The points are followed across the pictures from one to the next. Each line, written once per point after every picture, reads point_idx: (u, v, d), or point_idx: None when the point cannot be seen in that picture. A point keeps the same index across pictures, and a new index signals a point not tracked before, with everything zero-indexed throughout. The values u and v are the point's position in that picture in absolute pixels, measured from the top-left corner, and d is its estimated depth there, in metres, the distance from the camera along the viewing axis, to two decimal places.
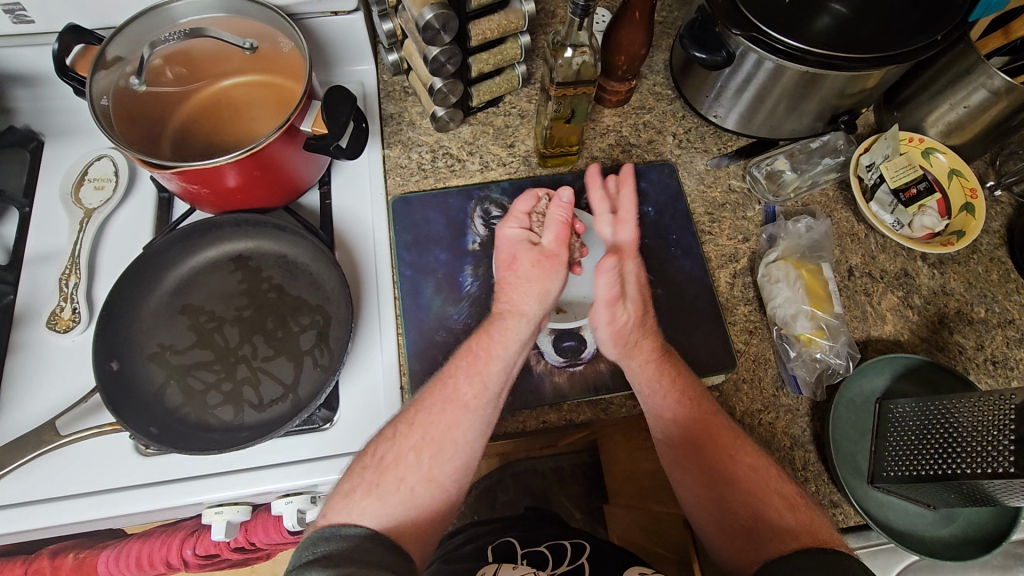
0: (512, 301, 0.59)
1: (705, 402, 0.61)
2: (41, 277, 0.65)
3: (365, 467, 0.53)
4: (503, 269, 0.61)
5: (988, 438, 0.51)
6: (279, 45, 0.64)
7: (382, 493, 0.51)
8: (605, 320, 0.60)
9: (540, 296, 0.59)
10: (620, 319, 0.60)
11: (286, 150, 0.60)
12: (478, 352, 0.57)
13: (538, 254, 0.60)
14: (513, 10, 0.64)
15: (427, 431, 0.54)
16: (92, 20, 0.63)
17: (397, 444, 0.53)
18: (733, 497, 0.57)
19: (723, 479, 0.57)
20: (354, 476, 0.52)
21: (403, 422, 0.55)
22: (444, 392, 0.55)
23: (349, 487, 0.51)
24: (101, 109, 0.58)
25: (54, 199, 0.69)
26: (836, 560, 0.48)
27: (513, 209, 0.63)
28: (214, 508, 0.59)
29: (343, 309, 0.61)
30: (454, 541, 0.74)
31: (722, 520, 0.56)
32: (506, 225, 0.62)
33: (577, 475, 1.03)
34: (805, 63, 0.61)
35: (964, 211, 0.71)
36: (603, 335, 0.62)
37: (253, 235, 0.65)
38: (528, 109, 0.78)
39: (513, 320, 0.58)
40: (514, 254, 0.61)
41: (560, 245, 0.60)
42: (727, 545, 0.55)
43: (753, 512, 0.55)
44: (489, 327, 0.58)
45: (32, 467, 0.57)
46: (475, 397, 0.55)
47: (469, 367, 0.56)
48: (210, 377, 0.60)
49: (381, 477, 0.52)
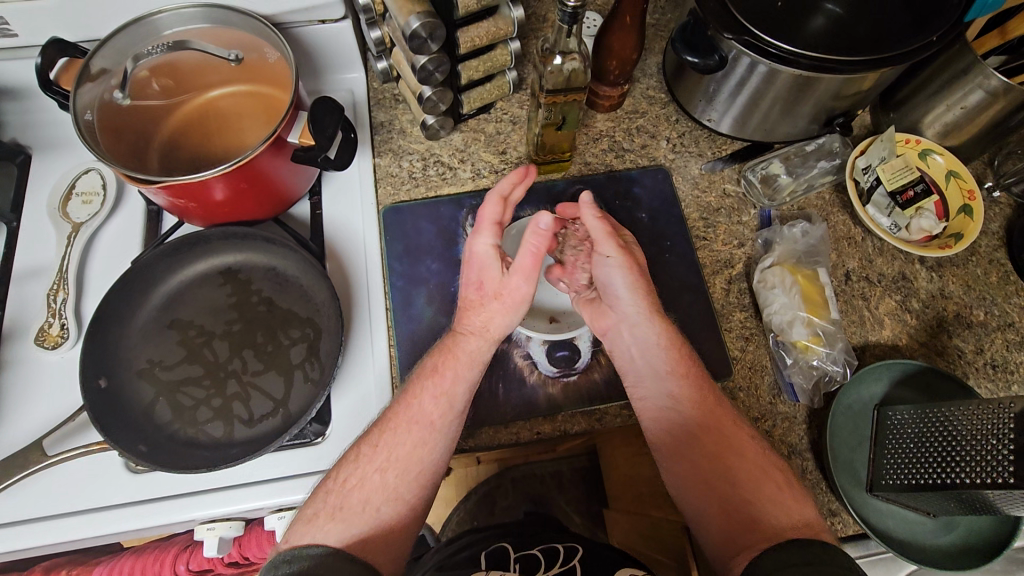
0: (477, 323, 0.58)
1: (718, 399, 0.59)
2: (29, 293, 0.64)
3: (327, 492, 0.52)
4: (471, 290, 0.59)
5: (989, 447, 0.51)
6: (266, 56, 0.63)
7: (347, 516, 0.50)
8: (616, 248, 0.61)
9: (502, 322, 0.58)
10: (628, 250, 0.62)
11: (274, 161, 0.59)
12: (443, 373, 0.56)
13: (504, 283, 0.58)
14: (502, 17, 0.63)
15: (392, 451, 0.54)
16: (77, 33, 0.63)
17: (361, 467, 0.53)
18: (727, 487, 0.55)
19: (718, 470, 0.56)
20: (316, 503, 0.51)
21: (366, 443, 0.54)
22: (409, 412, 0.55)
23: (311, 511, 0.51)
24: (86, 123, 0.57)
25: (42, 213, 0.68)
26: (823, 552, 0.46)
27: (482, 219, 0.60)
28: (207, 524, 0.58)
29: (333, 322, 0.60)
30: (449, 548, 0.71)
31: (717, 515, 0.55)
32: (478, 240, 0.59)
33: (577, 479, 1.01)
34: (799, 66, 0.60)
35: (962, 212, 0.70)
36: (613, 274, 0.61)
37: (242, 248, 0.64)
38: (520, 115, 0.77)
39: (476, 340, 0.58)
40: (481, 276, 0.59)
41: (526, 277, 0.57)
42: (718, 541, 0.53)
43: (743, 501, 0.54)
44: (446, 347, 0.57)
45: (22, 487, 0.56)
46: (440, 416, 0.55)
47: (435, 387, 0.55)
48: (201, 393, 0.59)
49: (344, 500, 0.51)
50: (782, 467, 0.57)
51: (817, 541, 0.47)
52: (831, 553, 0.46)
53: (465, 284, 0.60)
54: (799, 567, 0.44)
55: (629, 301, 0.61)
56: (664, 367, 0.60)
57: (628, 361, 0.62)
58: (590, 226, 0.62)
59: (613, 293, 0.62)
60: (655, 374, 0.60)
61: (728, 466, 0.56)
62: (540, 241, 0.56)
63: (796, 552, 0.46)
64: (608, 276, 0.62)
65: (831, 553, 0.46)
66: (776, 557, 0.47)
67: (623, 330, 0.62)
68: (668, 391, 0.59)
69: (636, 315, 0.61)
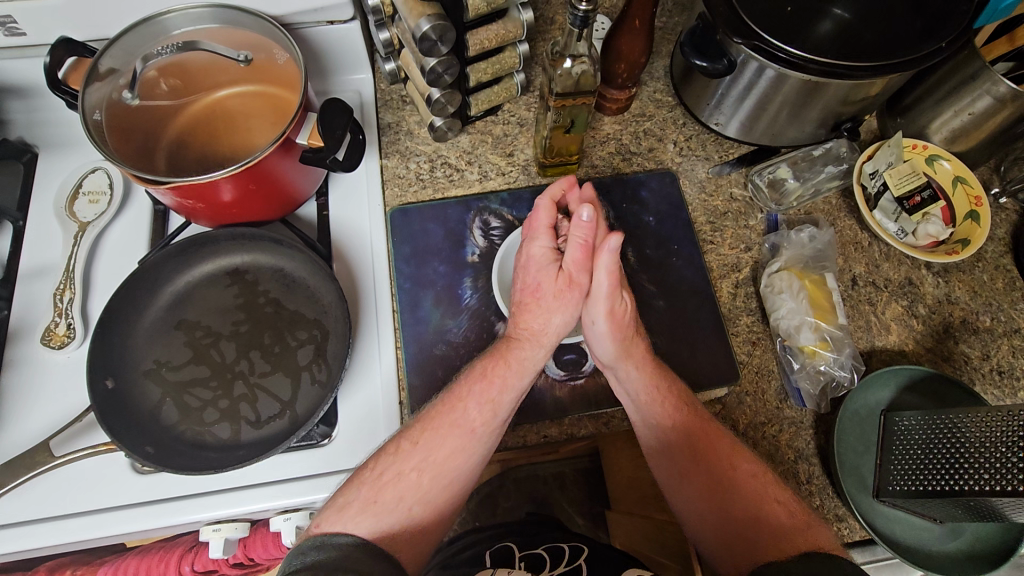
0: (534, 327, 0.58)
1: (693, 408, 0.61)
2: (35, 293, 0.64)
3: (362, 482, 0.52)
4: (524, 294, 0.59)
5: (1000, 455, 0.51)
6: (274, 56, 0.63)
7: (379, 511, 0.51)
8: (604, 313, 0.58)
9: (559, 324, 0.59)
10: (621, 314, 0.59)
11: (282, 162, 0.59)
12: (493, 378, 0.56)
13: (563, 282, 0.58)
14: (511, 19, 0.63)
15: (432, 452, 0.54)
16: (85, 33, 0.63)
17: (399, 462, 0.54)
18: (730, 499, 0.57)
19: (715, 477, 0.58)
20: (350, 491, 0.52)
21: (407, 438, 0.55)
22: (452, 414, 0.55)
23: (345, 500, 0.51)
24: (95, 123, 0.57)
25: (48, 212, 0.68)
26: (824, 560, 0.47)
27: (535, 224, 0.60)
28: (212, 525, 0.58)
29: (341, 323, 0.60)
30: (451, 549, 0.71)
31: (714, 516, 0.57)
32: (534, 243, 0.59)
33: (579, 480, 0.99)
34: (807, 71, 0.60)
35: (969, 219, 0.70)
36: (600, 340, 0.59)
37: (249, 249, 0.64)
38: (527, 118, 0.77)
39: (531, 347, 0.58)
40: (537, 277, 0.59)
41: (585, 270, 0.58)
42: (721, 547, 0.56)
43: (739, 502, 0.56)
44: (501, 353, 0.58)
45: (29, 487, 0.56)
46: (483, 424, 0.56)
47: (483, 392, 0.56)
48: (207, 394, 0.59)
49: (379, 494, 0.52)
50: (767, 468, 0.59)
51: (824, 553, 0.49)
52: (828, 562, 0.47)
53: (518, 285, 0.60)
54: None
55: (613, 364, 0.60)
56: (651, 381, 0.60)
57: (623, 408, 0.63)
58: (597, 280, 0.57)
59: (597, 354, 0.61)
60: (638, 408, 0.60)
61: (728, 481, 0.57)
62: (584, 234, 0.56)
63: (799, 565, 0.47)
64: (596, 341, 0.60)
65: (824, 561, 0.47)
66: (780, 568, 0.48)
67: (612, 382, 0.61)
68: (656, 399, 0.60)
69: (624, 377, 0.60)
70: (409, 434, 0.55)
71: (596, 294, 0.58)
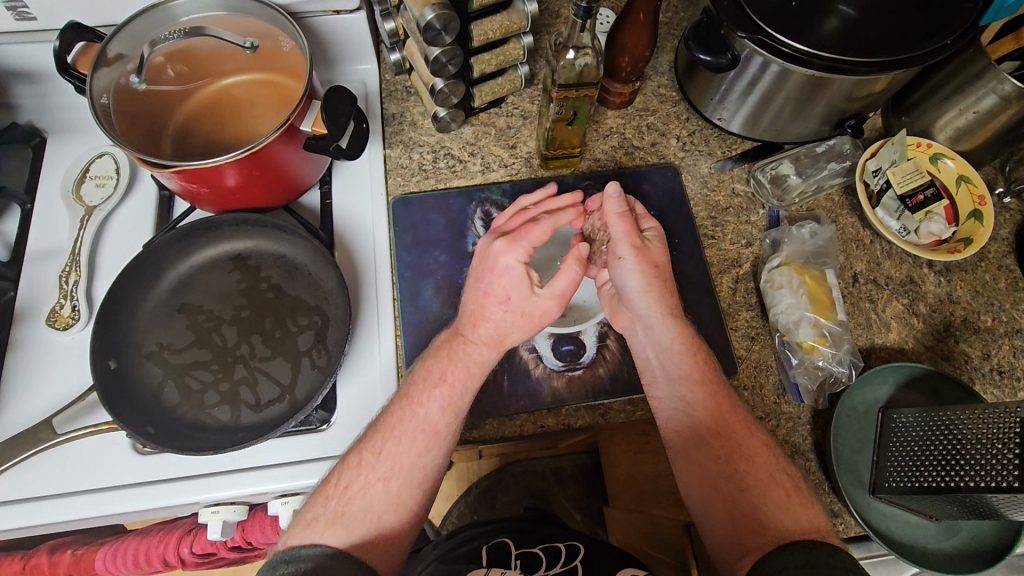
0: (490, 333, 0.56)
1: (732, 404, 0.58)
2: (42, 274, 0.65)
3: (328, 496, 0.51)
4: (486, 300, 0.55)
5: (995, 452, 0.50)
6: (281, 44, 0.63)
7: (348, 523, 0.49)
8: (631, 249, 0.59)
9: (517, 336, 0.56)
10: (645, 250, 0.59)
11: (286, 149, 0.60)
12: (452, 382, 0.55)
13: (533, 304, 0.55)
14: (516, 11, 0.63)
15: (396, 460, 0.53)
16: (94, 18, 0.63)
17: (363, 474, 0.52)
18: (745, 498, 0.53)
19: (732, 477, 0.54)
20: (318, 505, 0.51)
21: (369, 450, 0.53)
22: (414, 420, 0.53)
23: (311, 515, 0.50)
24: (102, 107, 0.58)
25: (56, 196, 0.69)
26: (826, 552, 0.46)
27: (522, 237, 0.56)
28: (211, 508, 0.59)
29: (341, 309, 0.61)
30: (448, 542, 0.71)
31: (717, 510, 0.54)
32: (507, 253, 0.55)
33: (578, 476, 1.01)
34: (811, 67, 0.60)
35: (972, 217, 0.70)
36: (627, 276, 0.59)
37: (253, 235, 0.64)
38: (531, 110, 0.77)
39: (487, 350, 0.56)
40: (504, 287, 0.55)
41: (557, 302, 0.56)
42: (727, 539, 0.52)
43: (752, 495, 0.53)
44: (453, 354, 0.55)
45: (30, 465, 0.57)
46: (447, 427, 0.54)
47: (444, 396, 0.54)
48: (208, 376, 0.59)
49: (347, 506, 0.50)
50: (793, 475, 0.55)
51: (823, 544, 0.47)
52: (831, 554, 0.45)
53: (478, 288, 0.56)
54: (802, 569, 0.45)
55: (645, 306, 0.59)
56: (677, 371, 0.59)
57: (645, 360, 0.61)
58: (611, 225, 0.60)
59: (628, 297, 0.60)
60: (667, 378, 0.59)
61: (739, 472, 0.55)
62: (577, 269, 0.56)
63: (801, 552, 0.46)
64: (622, 278, 0.60)
65: (835, 555, 0.45)
66: (782, 558, 0.46)
67: (641, 333, 0.61)
68: (681, 395, 0.58)
69: (656, 323, 0.60)
70: (370, 445, 0.53)
71: (616, 237, 0.60)
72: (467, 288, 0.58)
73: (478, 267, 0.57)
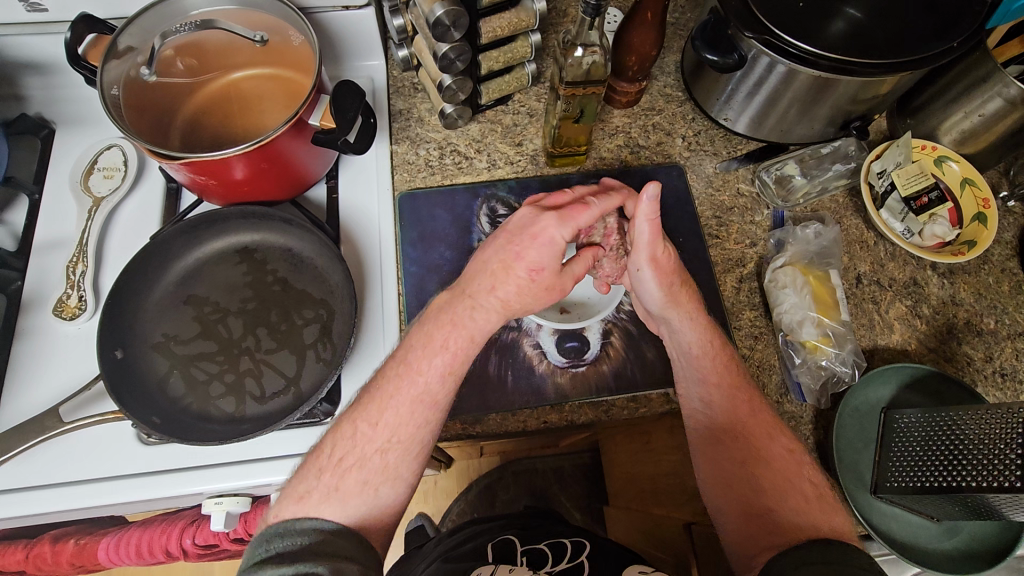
0: (503, 297, 0.55)
1: (735, 403, 0.58)
2: (50, 264, 0.65)
3: (320, 470, 0.50)
4: (515, 261, 0.54)
5: (998, 453, 0.51)
6: (290, 38, 0.64)
7: (344, 496, 0.49)
8: (647, 261, 0.59)
9: (528, 300, 0.56)
10: (663, 257, 0.59)
11: (293, 143, 0.60)
12: (455, 350, 0.54)
13: (559, 278, 0.56)
14: (525, 9, 0.64)
15: (394, 430, 0.52)
16: (106, 11, 0.64)
17: (359, 446, 0.51)
18: (759, 498, 0.53)
19: (747, 478, 0.55)
20: (309, 479, 0.50)
21: (365, 420, 0.52)
22: (412, 388, 0.53)
23: (304, 489, 0.49)
24: (112, 98, 0.58)
25: (63, 187, 0.69)
26: (841, 552, 0.46)
27: (573, 214, 0.55)
28: (214, 499, 0.59)
29: (347, 304, 0.61)
30: (451, 539, 0.72)
31: (732, 510, 0.54)
32: (553, 225, 0.55)
33: (579, 476, 1.01)
34: (818, 68, 0.60)
35: (976, 220, 0.70)
36: (646, 286, 0.60)
37: (259, 228, 0.65)
38: (537, 108, 0.78)
39: (494, 314, 0.55)
40: (538, 257, 0.54)
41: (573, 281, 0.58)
42: (740, 537, 0.53)
43: (763, 494, 0.54)
44: (456, 320, 0.55)
45: (36, 453, 0.57)
46: (445, 396, 0.54)
47: (443, 364, 0.54)
48: (214, 368, 0.60)
49: (342, 480, 0.50)
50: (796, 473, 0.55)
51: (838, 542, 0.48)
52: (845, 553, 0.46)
53: (509, 248, 0.55)
54: (818, 566, 0.45)
55: (662, 313, 0.60)
56: None
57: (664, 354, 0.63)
58: (638, 228, 0.58)
59: (647, 305, 0.61)
60: (687, 379, 0.60)
61: (756, 474, 0.55)
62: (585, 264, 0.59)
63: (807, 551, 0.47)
64: (641, 284, 0.60)
65: (848, 555, 0.46)
66: (793, 555, 0.47)
67: (665, 331, 0.62)
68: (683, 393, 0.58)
69: (676, 324, 0.60)
70: (368, 416, 0.52)
71: (638, 243, 0.58)
72: (494, 245, 0.57)
73: (519, 228, 0.56)
